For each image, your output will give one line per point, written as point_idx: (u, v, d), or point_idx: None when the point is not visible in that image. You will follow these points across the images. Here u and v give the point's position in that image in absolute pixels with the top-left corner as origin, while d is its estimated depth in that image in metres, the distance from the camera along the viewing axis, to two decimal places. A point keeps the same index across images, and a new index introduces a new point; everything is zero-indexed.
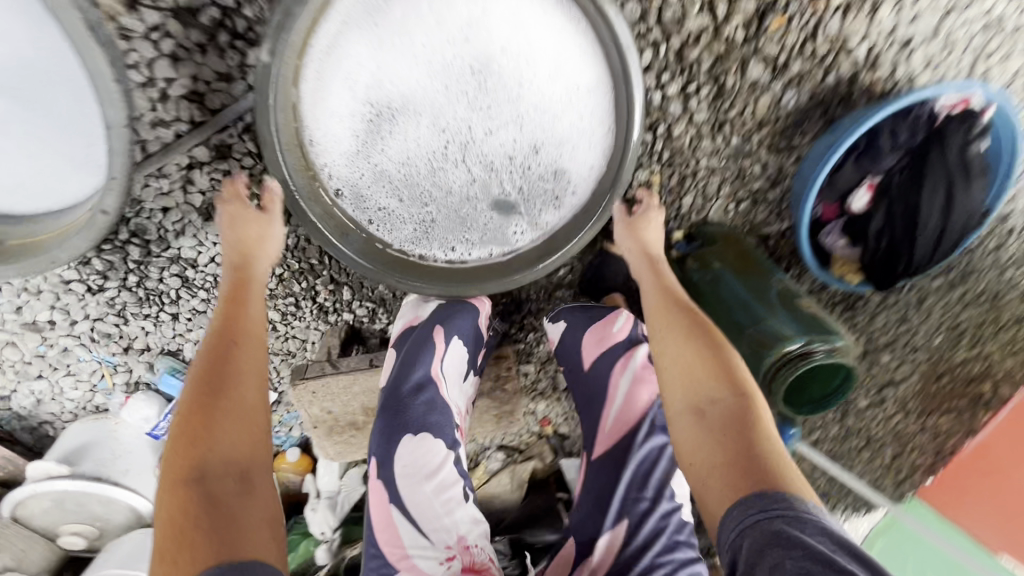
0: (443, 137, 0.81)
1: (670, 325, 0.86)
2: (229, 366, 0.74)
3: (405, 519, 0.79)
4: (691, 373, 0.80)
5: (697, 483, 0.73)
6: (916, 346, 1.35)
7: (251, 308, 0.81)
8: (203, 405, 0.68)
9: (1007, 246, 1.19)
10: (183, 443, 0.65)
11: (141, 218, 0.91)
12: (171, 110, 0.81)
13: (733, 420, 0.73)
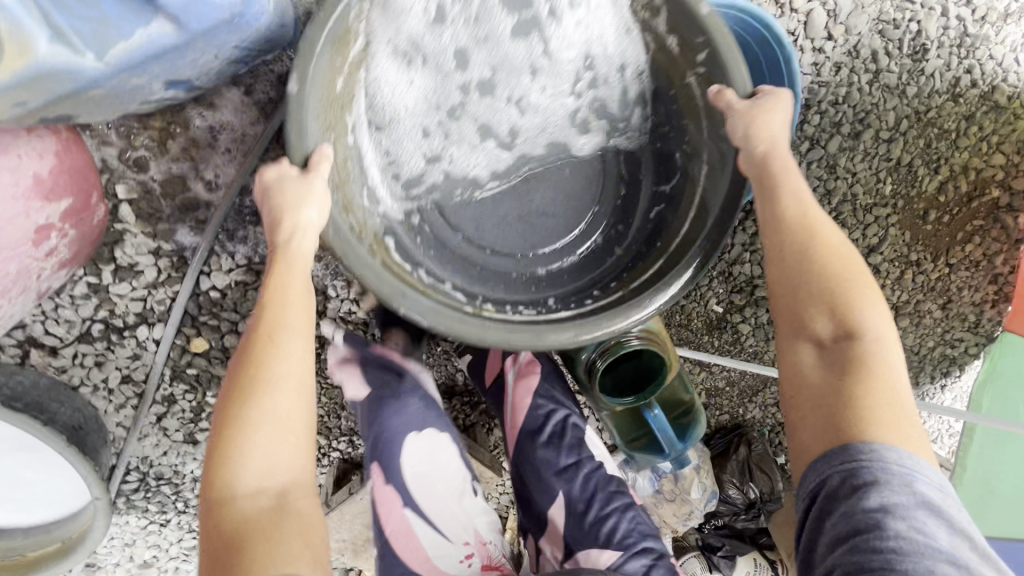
0: (535, 65, 0.91)
1: (800, 258, 0.81)
2: (267, 357, 0.75)
3: (420, 515, 0.98)
4: (820, 307, 0.79)
5: (794, 415, 0.77)
6: (868, 205, 1.22)
7: (291, 276, 0.79)
8: (254, 418, 0.72)
9: (883, 75, 1.08)
10: (233, 464, 0.71)
11: (156, 467, 1.19)
12: (121, 395, 1.08)
13: (856, 367, 0.74)
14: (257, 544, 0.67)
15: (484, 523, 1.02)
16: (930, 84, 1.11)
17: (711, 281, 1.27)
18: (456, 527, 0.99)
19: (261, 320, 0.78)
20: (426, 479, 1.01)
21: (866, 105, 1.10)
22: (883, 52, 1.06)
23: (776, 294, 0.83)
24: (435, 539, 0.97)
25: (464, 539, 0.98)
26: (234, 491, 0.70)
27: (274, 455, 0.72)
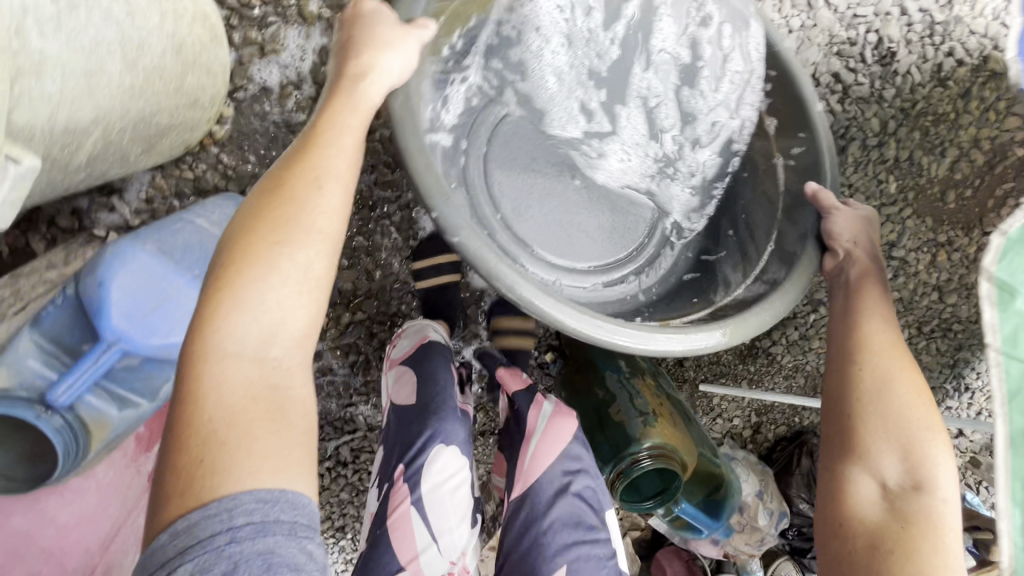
0: (576, 142, 0.97)
1: (879, 386, 0.72)
2: (304, 204, 0.58)
3: (421, 527, 0.93)
4: (904, 437, 0.70)
5: (839, 556, 0.68)
6: (877, 207, 1.17)
7: (344, 118, 0.64)
8: (286, 231, 0.57)
9: (852, 90, 1.04)
10: (236, 312, 0.53)
11: None
12: None
13: (919, 523, 0.66)
14: (234, 434, 0.50)
15: (472, 553, 0.98)
16: (909, 80, 1.05)
17: None
18: (449, 540, 0.94)
19: (305, 153, 0.61)
20: (445, 496, 0.96)
21: (842, 123, 1.07)
22: (846, 71, 1.02)
23: (839, 412, 0.74)
24: (426, 541, 0.93)
25: (451, 557, 0.94)
26: (235, 347, 0.53)
27: (287, 310, 0.55)
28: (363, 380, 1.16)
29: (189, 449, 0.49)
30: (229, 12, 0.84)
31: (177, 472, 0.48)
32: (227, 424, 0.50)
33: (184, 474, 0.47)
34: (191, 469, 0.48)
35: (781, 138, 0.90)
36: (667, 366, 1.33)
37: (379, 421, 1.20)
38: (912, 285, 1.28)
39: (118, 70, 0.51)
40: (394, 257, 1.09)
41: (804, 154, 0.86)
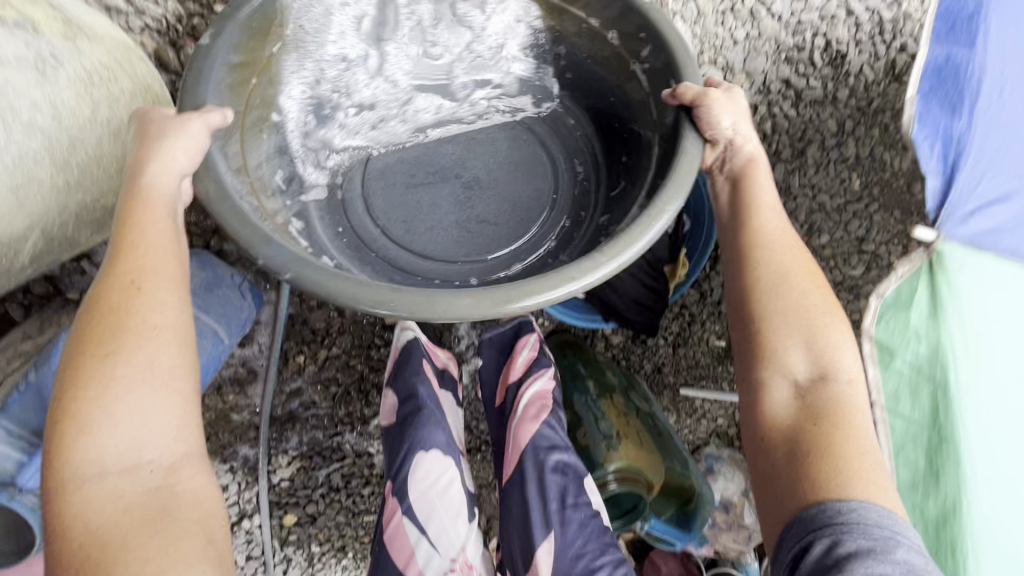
0: (394, 95, 0.90)
1: (778, 282, 0.70)
2: (129, 311, 0.59)
3: (417, 530, 0.95)
4: (809, 332, 0.67)
5: (763, 479, 0.65)
6: (843, 205, 1.12)
7: (147, 223, 0.62)
8: (126, 355, 0.58)
9: (804, 93, 1.04)
10: (92, 435, 0.55)
11: None
12: None
13: (831, 419, 0.63)
14: (111, 547, 0.52)
15: (475, 549, 0.97)
16: (862, 77, 1.04)
17: (705, 322, 1.29)
18: (447, 537, 0.95)
19: (125, 252, 0.61)
20: (436, 499, 0.98)
21: (797, 126, 1.07)
22: (795, 74, 1.02)
23: (743, 325, 0.71)
24: (423, 544, 0.94)
25: (450, 554, 0.93)
26: (94, 471, 0.54)
27: (145, 424, 0.57)
28: (345, 410, 1.19)
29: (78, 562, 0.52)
30: (173, 78, 0.83)
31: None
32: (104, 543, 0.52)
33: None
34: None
35: (626, 47, 0.81)
36: (646, 374, 1.34)
37: (366, 447, 1.22)
38: None
39: (49, 176, 0.56)
40: None
41: (653, 53, 0.78)
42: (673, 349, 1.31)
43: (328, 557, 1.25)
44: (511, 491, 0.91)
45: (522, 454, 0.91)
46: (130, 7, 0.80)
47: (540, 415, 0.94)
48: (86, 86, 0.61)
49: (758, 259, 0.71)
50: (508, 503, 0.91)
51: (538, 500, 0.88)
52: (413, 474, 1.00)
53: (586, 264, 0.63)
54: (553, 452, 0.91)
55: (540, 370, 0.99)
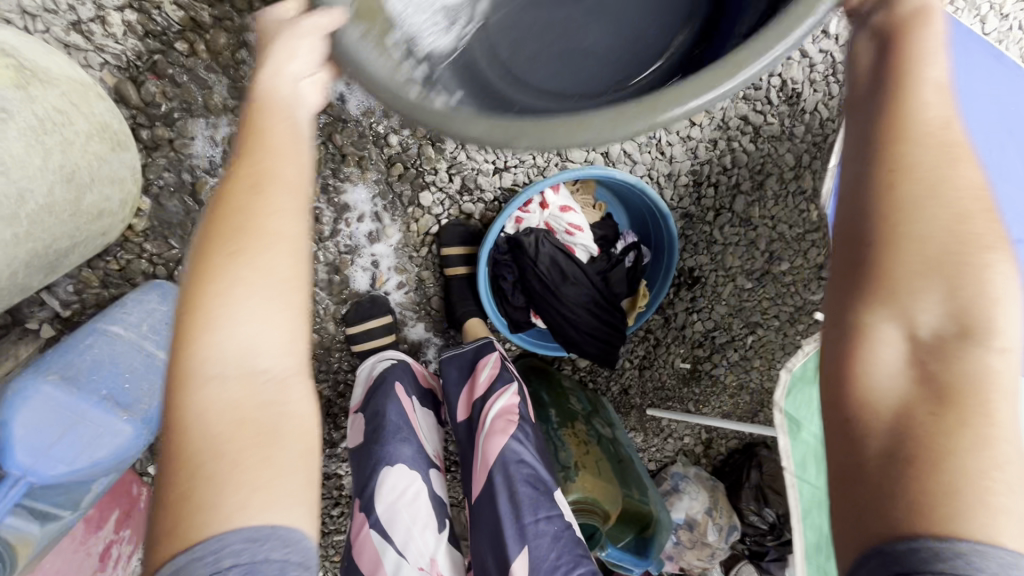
0: None
1: (923, 191, 0.45)
2: (251, 211, 0.47)
3: (385, 544, 0.87)
4: (947, 270, 0.44)
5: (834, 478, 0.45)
6: (799, 234, 1.21)
7: (269, 124, 0.49)
8: (250, 250, 0.46)
9: (761, 128, 1.07)
10: (201, 341, 0.44)
11: None
12: None
13: (965, 413, 0.42)
14: (219, 467, 0.43)
15: (445, 560, 0.91)
16: (815, 114, 1.08)
17: (670, 346, 1.31)
18: (416, 548, 0.87)
19: (251, 143, 0.48)
20: (405, 512, 0.90)
21: (756, 160, 1.11)
22: (752, 111, 1.06)
23: (856, 224, 0.47)
24: (388, 559, 0.86)
25: (419, 564, 0.86)
26: (215, 370, 0.44)
27: (261, 334, 0.45)
28: None
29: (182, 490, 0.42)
30: (133, 112, 0.85)
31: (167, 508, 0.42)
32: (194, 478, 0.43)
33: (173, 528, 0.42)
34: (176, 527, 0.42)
35: None
36: (612, 395, 1.36)
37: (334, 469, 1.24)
38: None
39: None
40: (328, 321, 1.08)
41: None
42: (639, 371, 1.33)
43: None
44: (482, 511, 0.85)
45: (491, 468, 0.85)
46: (89, 45, 0.80)
47: (509, 428, 0.89)
48: (38, 135, 0.61)
49: (889, 154, 0.46)
50: (478, 525, 0.85)
51: (508, 516, 0.81)
52: (380, 489, 0.92)
53: (611, 117, 0.41)
54: (523, 467, 0.85)
55: (505, 387, 0.94)
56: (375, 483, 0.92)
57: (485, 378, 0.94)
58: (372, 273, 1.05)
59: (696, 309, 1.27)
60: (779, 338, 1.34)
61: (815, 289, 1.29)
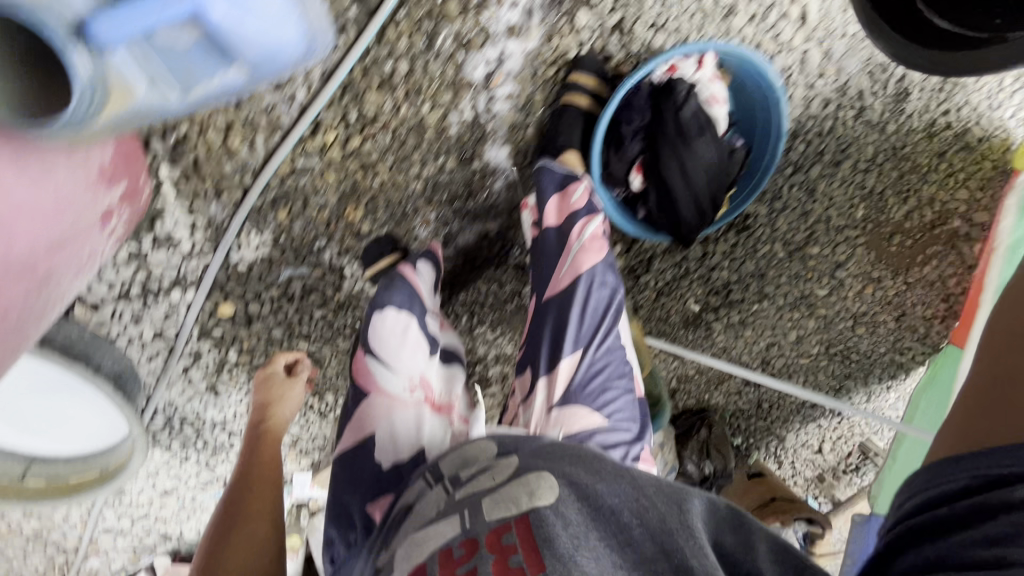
0: None
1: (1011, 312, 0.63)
2: (275, 440, 1.18)
3: (381, 366, 1.10)
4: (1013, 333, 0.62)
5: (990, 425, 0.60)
6: (841, 226, 1.34)
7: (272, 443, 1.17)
8: (263, 512, 1.05)
9: (869, 110, 1.16)
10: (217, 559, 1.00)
11: (179, 410, 1.34)
12: (152, 348, 1.21)
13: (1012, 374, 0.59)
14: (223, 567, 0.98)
15: (432, 373, 1.15)
16: (909, 121, 1.20)
17: (692, 283, 1.38)
18: (405, 366, 1.11)
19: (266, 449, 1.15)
20: (396, 342, 1.11)
21: (849, 136, 1.20)
22: (873, 89, 1.14)
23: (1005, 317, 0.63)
24: (386, 375, 1.10)
25: (409, 379, 1.10)
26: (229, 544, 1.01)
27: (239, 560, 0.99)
28: (343, 215, 1.12)
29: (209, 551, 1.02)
30: None
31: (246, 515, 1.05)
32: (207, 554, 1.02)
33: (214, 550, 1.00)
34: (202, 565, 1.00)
35: None
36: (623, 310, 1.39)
37: (343, 263, 1.18)
38: (835, 306, 1.49)
39: None
40: (424, 98, 1.01)
41: None
42: (655, 296, 1.38)
43: (241, 369, 1.30)
44: (549, 316, 1.01)
45: (574, 281, 1.00)
46: None
47: (601, 249, 1.02)
48: None
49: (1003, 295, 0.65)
50: (544, 323, 1.01)
51: (574, 325, 0.98)
52: (379, 325, 1.11)
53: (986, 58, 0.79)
54: (602, 286, 1.01)
55: (592, 210, 1.01)
56: (374, 324, 1.11)
57: (579, 199, 1.00)
58: (492, 70, 1.00)
59: (731, 256, 1.35)
60: (773, 316, 1.48)
61: (823, 284, 1.44)
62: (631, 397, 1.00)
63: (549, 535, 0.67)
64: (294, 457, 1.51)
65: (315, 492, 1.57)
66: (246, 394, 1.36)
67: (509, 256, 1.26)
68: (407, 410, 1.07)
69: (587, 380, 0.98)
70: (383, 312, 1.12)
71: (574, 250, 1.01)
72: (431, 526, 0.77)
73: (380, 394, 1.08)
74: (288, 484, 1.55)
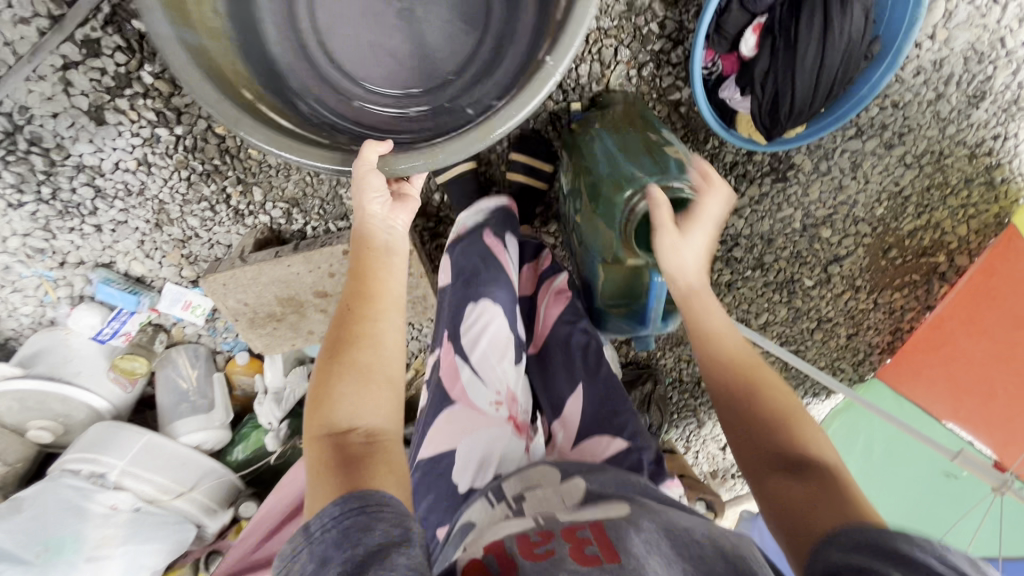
0: None
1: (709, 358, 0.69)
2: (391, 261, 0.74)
3: (468, 371, 0.85)
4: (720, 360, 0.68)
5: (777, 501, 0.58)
6: (858, 219, 1.31)
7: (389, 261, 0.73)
8: (362, 372, 0.65)
9: (946, 98, 1.13)
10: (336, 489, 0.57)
11: (33, 125, 0.94)
12: (28, 7, 0.84)
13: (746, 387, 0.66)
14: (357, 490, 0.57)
15: (520, 383, 0.89)
16: (971, 129, 1.18)
17: None
18: (495, 374, 0.86)
19: (374, 272, 0.71)
20: (491, 346, 0.88)
21: (914, 120, 1.16)
22: (963, 76, 1.10)
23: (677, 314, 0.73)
24: (475, 384, 0.84)
25: (496, 387, 0.85)
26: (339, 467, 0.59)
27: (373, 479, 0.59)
28: None
29: (314, 447, 0.62)
30: None
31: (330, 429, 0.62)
32: (313, 475, 0.60)
33: (352, 446, 0.61)
34: (357, 479, 0.58)
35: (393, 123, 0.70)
36: None
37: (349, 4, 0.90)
38: (809, 303, 1.46)
39: None
40: None
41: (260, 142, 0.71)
42: None
43: (149, 104, 0.95)
44: (551, 357, 0.92)
45: (552, 332, 0.94)
46: None
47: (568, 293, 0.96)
48: None
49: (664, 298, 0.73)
50: (551, 366, 0.92)
51: (568, 365, 0.90)
52: (466, 318, 0.89)
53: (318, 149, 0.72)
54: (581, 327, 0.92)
55: (559, 270, 0.99)
56: (461, 315, 0.90)
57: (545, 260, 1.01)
58: None
59: (754, 206, 1.26)
60: (757, 291, 1.41)
61: (814, 274, 1.40)
62: (638, 420, 0.82)
63: (627, 539, 0.53)
64: (176, 260, 1.16)
65: (186, 316, 1.20)
66: (142, 145, 0.99)
67: (547, 99, 1.03)
68: (495, 429, 0.80)
69: (593, 413, 0.84)
70: (476, 304, 0.90)
71: (555, 300, 0.95)
72: (506, 521, 0.62)
73: (464, 404, 0.83)
74: (153, 293, 1.18)
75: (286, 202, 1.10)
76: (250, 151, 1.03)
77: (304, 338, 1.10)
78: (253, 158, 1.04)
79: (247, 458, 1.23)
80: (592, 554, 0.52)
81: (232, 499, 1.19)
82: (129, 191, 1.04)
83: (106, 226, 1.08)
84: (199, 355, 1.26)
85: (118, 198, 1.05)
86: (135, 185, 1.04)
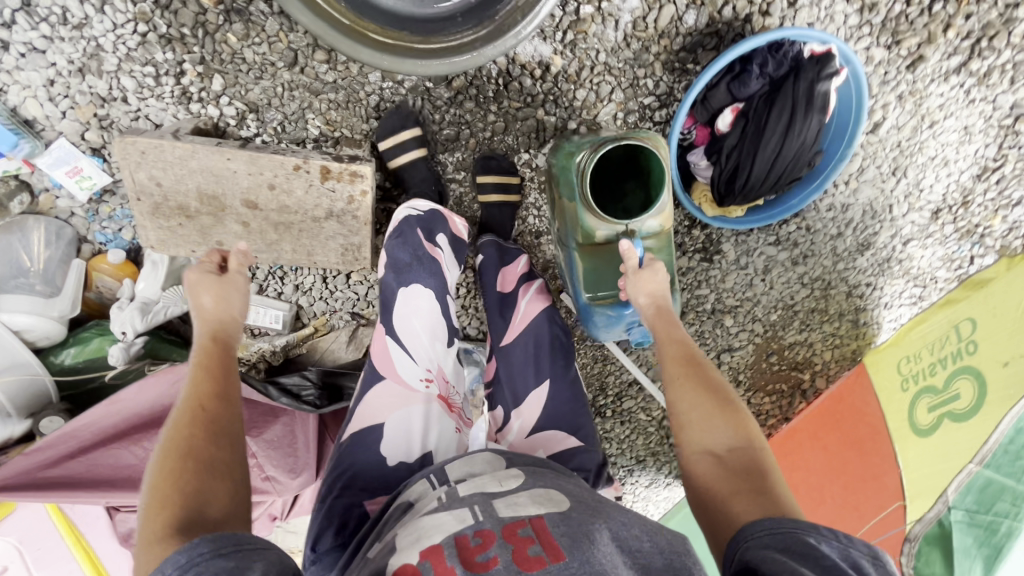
0: None
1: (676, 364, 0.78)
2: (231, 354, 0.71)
3: (398, 348, 0.84)
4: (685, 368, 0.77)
5: (711, 496, 0.65)
6: (754, 318, 1.46)
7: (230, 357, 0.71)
8: (209, 450, 0.60)
9: (844, 237, 1.37)
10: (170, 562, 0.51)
11: None
12: None
13: (703, 387, 0.74)
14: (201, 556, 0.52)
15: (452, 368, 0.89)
16: (857, 271, 1.42)
17: None
18: (427, 354, 0.86)
19: (218, 365, 0.69)
20: (422, 328, 0.88)
21: (817, 247, 1.38)
22: (862, 225, 1.35)
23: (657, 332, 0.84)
24: (404, 359, 0.83)
25: (428, 367, 0.84)
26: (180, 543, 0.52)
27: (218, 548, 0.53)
28: None
29: (156, 547, 0.53)
30: None
31: (165, 520, 0.55)
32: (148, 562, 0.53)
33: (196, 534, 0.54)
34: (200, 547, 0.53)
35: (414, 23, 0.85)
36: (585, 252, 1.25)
37: None
38: None
39: None
40: None
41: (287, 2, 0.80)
42: None
43: None
44: (522, 353, 0.97)
45: (532, 325, 1.00)
46: None
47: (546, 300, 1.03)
48: None
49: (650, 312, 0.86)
50: (518, 360, 0.97)
51: (539, 359, 0.96)
52: (401, 301, 0.89)
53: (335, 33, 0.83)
54: (555, 328, 1.00)
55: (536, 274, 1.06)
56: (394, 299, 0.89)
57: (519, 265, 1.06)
58: None
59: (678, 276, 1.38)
60: None
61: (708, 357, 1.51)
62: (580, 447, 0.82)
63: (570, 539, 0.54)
64: (84, 117, 0.99)
65: (67, 184, 1.02)
66: None
67: (540, 107, 1.08)
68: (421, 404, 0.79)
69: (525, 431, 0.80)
70: (409, 291, 0.89)
71: (534, 305, 1.02)
72: (437, 513, 0.60)
73: (394, 380, 0.81)
74: (38, 143, 0.99)
75: (244, 104, 1.01)
76: (226, 36, 0.96)
77: (205, 248, 0.97)
78: (225, 43, 0.97)
79: (75, 366, 1.03)
80: (535, 557, 0.52)
81: (34, 408, 0.98)
82: (63, 19, 0.92)
83: (15, 47, 0.93)
84: (60, 235, 1.05)
85: (48, 22, 0.92)
86: (74, 16, 0.93)
